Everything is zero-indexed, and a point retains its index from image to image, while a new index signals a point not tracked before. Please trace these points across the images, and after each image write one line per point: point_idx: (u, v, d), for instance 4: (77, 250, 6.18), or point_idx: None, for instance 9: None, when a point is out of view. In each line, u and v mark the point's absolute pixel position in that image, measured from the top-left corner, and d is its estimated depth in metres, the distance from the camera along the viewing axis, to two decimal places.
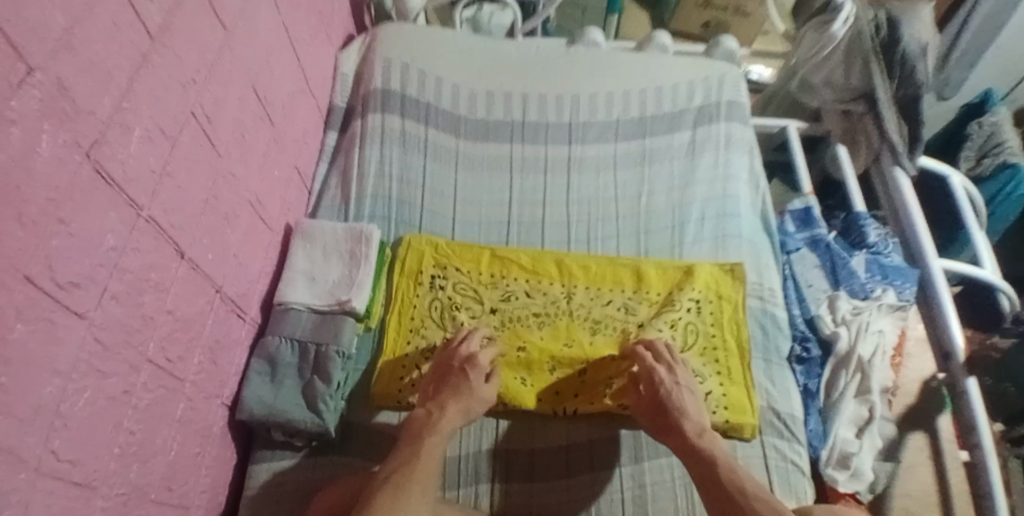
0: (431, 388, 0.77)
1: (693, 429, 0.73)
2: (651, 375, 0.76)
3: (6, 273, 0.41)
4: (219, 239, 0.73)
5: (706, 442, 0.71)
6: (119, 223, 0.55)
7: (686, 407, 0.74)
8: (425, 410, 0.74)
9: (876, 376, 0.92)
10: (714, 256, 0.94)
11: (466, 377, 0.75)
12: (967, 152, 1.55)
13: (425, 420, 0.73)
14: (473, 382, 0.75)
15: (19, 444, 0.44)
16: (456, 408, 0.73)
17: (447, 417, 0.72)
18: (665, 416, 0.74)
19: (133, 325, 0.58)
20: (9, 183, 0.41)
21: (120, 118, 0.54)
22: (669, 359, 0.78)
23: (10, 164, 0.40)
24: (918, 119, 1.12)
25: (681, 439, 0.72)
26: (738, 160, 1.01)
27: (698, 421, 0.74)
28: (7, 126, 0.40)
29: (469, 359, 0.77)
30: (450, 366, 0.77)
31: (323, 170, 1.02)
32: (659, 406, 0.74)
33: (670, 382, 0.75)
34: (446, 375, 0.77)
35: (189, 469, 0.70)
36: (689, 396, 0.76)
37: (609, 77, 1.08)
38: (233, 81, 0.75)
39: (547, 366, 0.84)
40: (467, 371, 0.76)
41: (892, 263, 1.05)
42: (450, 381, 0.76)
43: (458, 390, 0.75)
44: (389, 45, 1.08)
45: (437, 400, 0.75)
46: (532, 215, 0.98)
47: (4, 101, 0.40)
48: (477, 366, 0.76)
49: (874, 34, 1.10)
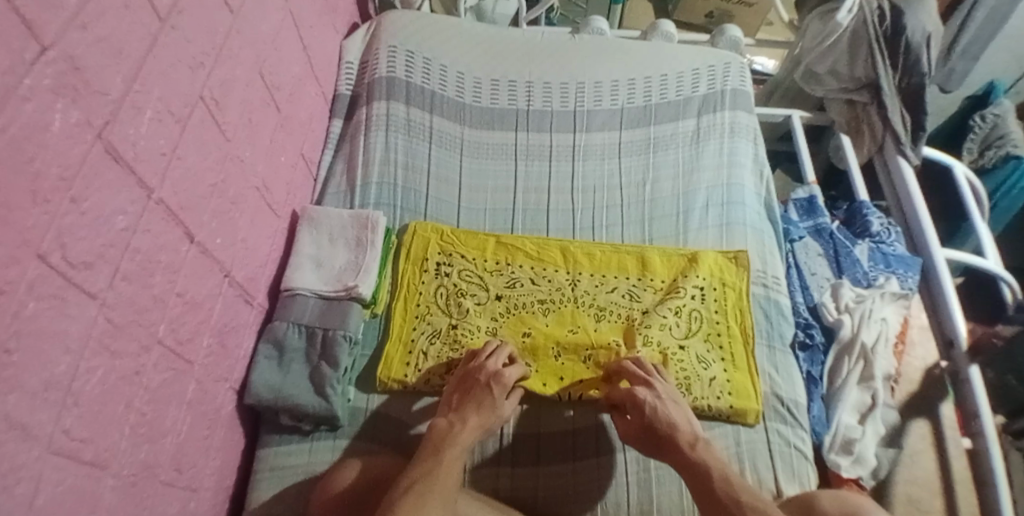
0: (455, 399, 0.76)
1: (685, 439, 0.71)
2: (633, 398, 0.75)
3: (18, 247, 0.41)
4: (227, 223, 0.74)
5: (700, 452, 0.69)
6: (130, 203, 0.55)
7: (673, 420, 0.72)
8: (446, 420, 0.73)
9: (879, 363, 0.92)
10: (718, 243, 0.94)
11: (490, 392, 0.74)
12: (970, 144, 1.55)
13: (445, 430, 0.71)
14: (497, 398, 0.74)
15: (31, 419, 0.44)
16: (477, 423, 0.72)
17: (468, 430, 0.71)
18: (655, 433, 0.72)
19: (144, 306, 0.58)
20: (21, 158, 0.41)
21: (131, 99, 0.55)
22: (641, 380, 0.76)
23: (19, 138, 0.41)
24: (921, 108, 1.15)
25: (675, 454, 0.70)
26: (743, 147, 1.01)
27: (690, 430, 0.72)
28: (18, 101, 0.41)
29: (497, 374, 0.76)
30: (477, 381, 0.76)
31: (329, 157, 1.02)
32: (648, 425, 0.73)
33: (652, 400, 0.74)
34: (472, 389, 0.75)
35: (198, 452, 0.71)
36: (675, 407, 0.74)
37: (614, 64, 1.08)
38: (241, 65, 0.75)
39: (551, 353, 0.84)
40: (494, 387, 0.75)
41: (896, 252, 1.05)
42: (475, 394, 0.74)
43: (483, 406, 0.74)
44: (394, 32, 1.08)
45: (460, 412, 0.73)
46: (537, 202, 0.99)
47: (15, 75, 0.40)
48: (504, 382, 0.75)
49: (879, 24, 1.11)
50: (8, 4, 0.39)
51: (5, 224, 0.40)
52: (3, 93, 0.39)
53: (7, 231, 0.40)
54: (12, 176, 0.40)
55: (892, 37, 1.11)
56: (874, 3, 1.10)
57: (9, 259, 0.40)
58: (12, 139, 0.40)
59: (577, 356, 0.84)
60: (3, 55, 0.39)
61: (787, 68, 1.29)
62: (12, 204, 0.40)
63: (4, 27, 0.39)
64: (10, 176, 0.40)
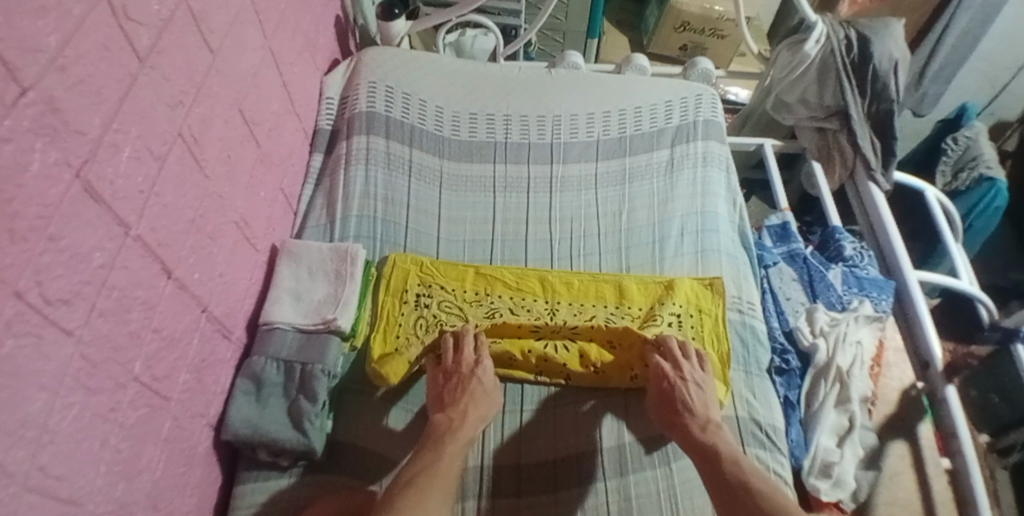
0: (447, 394, 0.79)
1: (697, 423, 0.76)
2: (658, 372, 0.81)
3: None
4: (205, 258, 0.75)
5: (710, 434, 0.75)
6: (108, 240, 0.56)
7: (692, 402, 0.78)
8: (446, 416, 0.76)
9: (855, 386, 0.93)
10: (694, 270, 0.96)
11: (478, 379, 0.80)
12: (944, 166, 1.59)
13: (446, 425, 0.75)
14: (484, 382, 0.80)
15: (7, 457, 0.45)
16: (475, 414, 0.76)
17: (469, 422, 0.75)
18: (675, 413, 0.78)
19: (120, 342, 0.59)
20: (1, 198, 0.42)
21: (110, 138, 0.56)
22: (676, 355, 0.83)
23: None
24: (890, 134, 1.19)
25: (687, 436, 0.76)
26: (716, 176, 1.04)
27: (704, 414, 0.77)
28: None
29: (478, 363, 0.81)
30: (461, 373, 0.80)
31: (309, 192, 1.04)
32: (668, 398, 0.79)
33: (675, 377, 0.80)
34: (458, 384, 0.80)
35: (174, 490, 0.70)
36: (697, 389, 0.80)
37: (589, 97, 1.11)
38: (221, 101, 0.77)
39: (530, 334, 0.87)
40: (478, 374, 0.80)
41: (869, 275, 1.08)
42: (466, 387, 0.79)
43: (475, 395, 0.78)
44: (374, 68, 1.10)
45: (457, 406, 0.77)
46: (515, 233, 1.00)
47: None
48: (486, 368, 0.81)
49: (847, 52, 1.15)
50: None
51: None
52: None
53: None
54: None
55: (859, 65, 1.15)
56: (841, 34, 1.14)
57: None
58: None
59: (555, 335, 0.87)
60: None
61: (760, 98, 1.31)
62: None
63: None
64: None
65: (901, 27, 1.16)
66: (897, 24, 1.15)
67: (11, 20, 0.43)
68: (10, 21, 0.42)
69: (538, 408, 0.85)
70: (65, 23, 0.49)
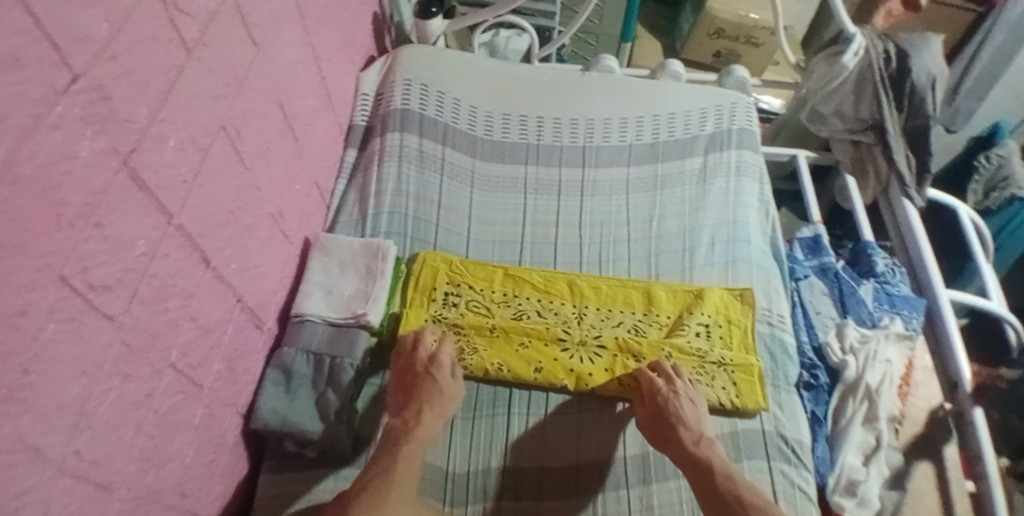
0: (401, 397, 0.80)
1: (689, 437, 0.76)
2: (652, 388, 0.80)
3: (39, 271, 0.42)
4: (241, 249, 0.75)
5: (704, 449, 0.75)
6: (150, 229, 0.57)
7: (685, 416, 0.77)
8: (401, 420, 0.77)
9: (883, 404, 0.92)
10: (723, 280, 0.95)
11: (431, 378, 0.80)
12: (975, 185, 1.57)
13: (402, 428, 0.76)
14: (439, 381, 0.80)
15: (44, 440, 0.45)
16: (431, 413, 0.78)
17: (424, 422, 0.77)
18: (666, 427, 0.77)
19: (158, 330, 0.60)
20: (48, 185, 0.43)
21: (156, 128, 0.57)
22: (667, 369, 0.82)
23: (47, 164, 0.42)
24: (926, 150, 1.17)
25: (680, 450, 0.75)
26: (749, 185, 1.03)
27: (696, 429, 0.77)
28: (49, 130, 0.43)
29: (433, 361, 0.81)
30: (416, 373, 0.81)
31: (342, 187, 1.04)
32: (659, 414, 0.78)
33: (667, 391, 0.79)
34: (413, 383, 0.80)
35: (202, 477, 0.71)
36: (690, 404, 0.79)
37: (622, 102, 1.11)
38: (262, 95, 0.78)
39: (556, 342, 0.87)
40: (433, 372, 0.80)
41: (901, 292, 1.06)
42: (419, 386, 0.79)
43: (429, 394, 0.79)
44: (409, 66, 1.10)
45: (410, 407, 0.78)
46: (545, 235, 1.00)
47: (49, 107, 0.42)
48: (441, 365, 0.81)
49: (885, 66, 1.13)
50: (42, 33, 0.41)
51: (29, 250, 0.41)
52: (33, 121, 0.41)
53: (30, 256, 0.41)
54: (38, 203, 0.42)
55: (896, 79, 1.14)
56: (880, 45, 1.13)
57: (30, 282, 0.41)
58: (41, 167, 0.42)
59: (582, 346, 0.87)
60: (35, 84, 0.41)
61: (794, 108, 1.30)
62: (38, 229, 0.42)
63: (37, 57, 0.40)
64: (36, 203, 0.41)
65: (940, 43, 1.15)
66: (935, 38, 1.14)
67: (65, 7, 0.43)
68: (64, 9, 0.43)
69: (562, 409, 0.85)
70: (117, 12, 0.49)
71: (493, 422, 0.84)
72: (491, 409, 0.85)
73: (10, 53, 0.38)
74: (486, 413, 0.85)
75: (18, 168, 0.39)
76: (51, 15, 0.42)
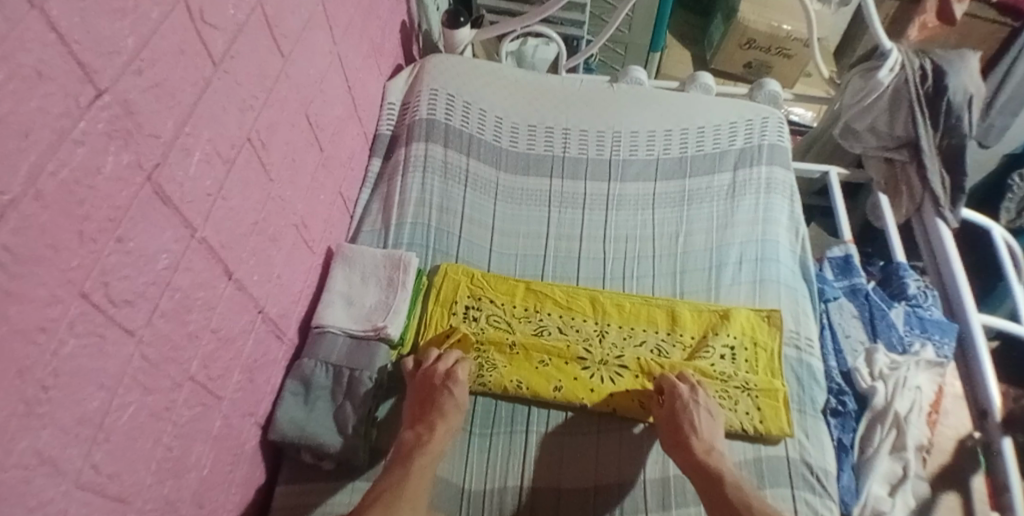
0: (416, 409, 0.79)
1: (701, 447, 0.76)
2: (673, 392, 0.80)
3: (61, 287, 0.42)
4: (264, 260, 0.75)
5: (713, 459, 0.75)
6: (174, 242, 0.56)
7: (700, 426, 0.77)
8: (415, 433, 0.77)
9: (912, 433, 0.89)
10: (751, 301, 0.93)
11: (448, 392, 0.79)
12: (1008, 205, 1.51)
13: (414, 443, 0.75)
14: (456, 396, 0.79)
15: (62, 454, 0.45)
16: (444, 427, 0.77)
17: (438, 436, 0.76)
18: (677, 431, 0.77)
19: (179, 342, 0.59)
20: (70, 201, 0.42)
21: (182, 141, 0.56)
22: (692, 379, 0.82)
23: (69, 180, 0.42)
24: (962, 170, 1.13)
25: (688, 457, 0.75)
26: (779, 203, 1.00)
27: (707, 438, 0.77)
28: (72, 146, 0.42)
29: (450, 376, 0.81)
30: (433, 386, 0.80)
31: (366, 196, 1.04)
32: (674, 418, 0.77)
33: (688, 398, 0.79)
34: (429, 396, 0.79)
35: (219, 487, 0.71)
36: (706, 415, 0.78)
37: (651, 114, 1.09)
38: (289, 106, 0.77)
39: (576, 361, 0.86)
40: (450, 387, 0.79)
41: (932, 316, 1.03)
42: (436, 400, 0.78)
43: (446, 409, 0.78)
44: (436, 76, 1.09)
45: (426, 421, 0.77)
46: (568, 249, 0.99)
47: (72, 123, 0.41)
48: (457, 380, 0.81)
49: (921, 83, 1.10)
50: (65, 48, 0.40)
51: (50, 265, 0.41)
52: (55, 138, 0.40)
53: (51, 272, 0.41)
54: (60, 220, 0.41)
55: (933, 98, 1.10)
56: (916, 63, 1.10)
57: (51, 298, 0.41)
58: (62, 183, 0.41)
59: (604, 365, 0.86)
60: (59, 99, 0.40)
61: (828, 122, 1.27)
62: (59, 244, 0.41)
63: (60, 72, 0.40)
64: (58, 219, 0.41)
65: (978, 60, 1.11)
66: (973, 56, 1.11)
67: (90, 21, 0.42)
68: (89, 22, 0.42)
69: (581, 427, 0.84)
70: (143, 25, 0.48)
71: (511, 439, 0.83)
72: (509, 425, 0.84)
73: (31, 69, 0.37)
74: (504, 430, 0.84)
75: (40, 184, 0.39)
76: (76, 29, 0.41)
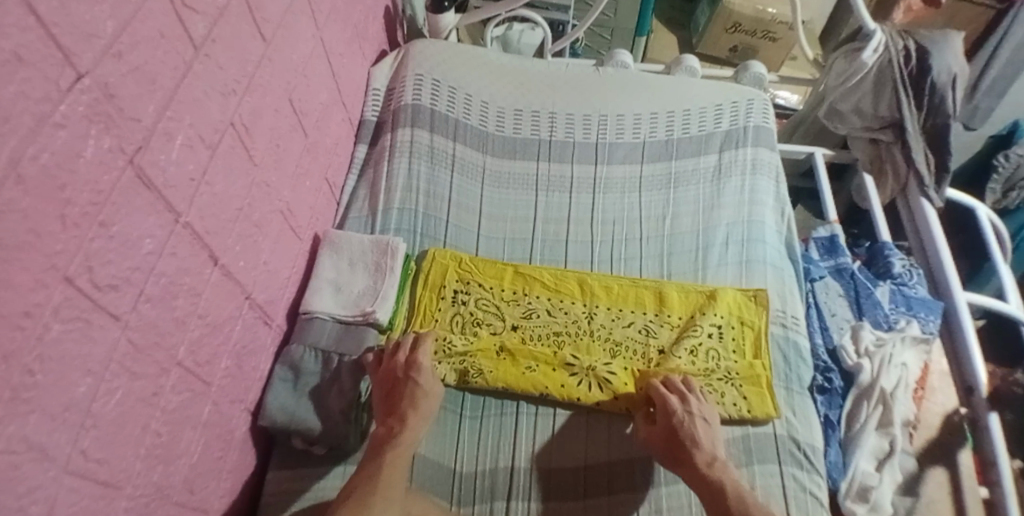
0: (386, 403, 0.79)
1: (704, 460, 0.74)
2: (665, 406, 0.78)
3: (44, 272, 0.42)
4: (251, 246, 0.75)
5: (717, 472, 0.73)
6: (158, 227, 0.56)
7: (699, 438, 0.75)
8: (385, 426, 0.76)
9: (899, 409, 0.90)
10: (738, 281, 0.93)
11: (415, 382, 0.78)
12: (994, 184, 1.52)
13: (386, 435, 0.75)
14: (422, 382, 0.78)
15: (50, 440, 0.45)
16: (416, 416, 0.76)
17: (410, 425, 0.76)
18: (678, 449, 0.75)
19: (166, 327, 0.59)
20: (53, 185, 0.42)
21: (164, 126, 0.56)
22: (683, 388, 0.80)
23: (50, 164, 0.41)
24: (946, 148, 1.14)
25: (691, 472, 0.74)
26: (764, 184, 1.01)
27: (710, 450, 0.75)
28: (52, 130, 0.42)
29: (411, 365, 0.79)
30: (397, 379, 0.79)
31: (352, 183, 1.04)
32: (673, 436, 0.76)
33: (683, 413, 0.77)
34: (397, 390, 0.79)
35: (210, 474, 0.71)
36: (705, 426, 0.77)
37: (637, 98, 1.09)
38: (272, 92, 0.77)
39: (564, 368, 0.84)
40: (414, 376, 0.78)
41: (918, 295, 1.04)
42: (403, 391, 0.78)
43: (416, 396, 0.77)
44: (421, 61, 1.09)
45: (397, 413, 0.77)
46: (556, 233, 0.99)
47: (52, 107, 0.41)
48: (422, 369, 0.79)
49: (904, 63, 1.11)
50: (43, 30, 0.39)
51: (33, 250, 0.40)
52: (35, 121, 0.40)
53: (34, 257, 0.41)
54: (43, 204, 0.41)
55: (916, 78, 1.11)
56: (899, 43, 1.10)
57: (36, 283, 0.41)
58: (44, 167, 0.41)
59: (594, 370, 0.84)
60: (39, 83, 0.40)
61: (813, 104, 1.28)
62: (42, 228, 0.41)
63: (39, 56, 0.39)
64: (41, 204, 0.41)
65: (961, 40, 1.12)
66: (956, 35, 1.12)
67: (66, 2, 0.42)
68: (65, 2, 0.42)
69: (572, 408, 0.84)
70: (121, 8, 0.48)
71: (502, 420, 0.83)
72: (499, 408, 0.84)
73: (12, 53, 0.37)
74: (494, 412, 0.84)
75: (22, 168, 0.39)
76: (53, 11, 0.40)
